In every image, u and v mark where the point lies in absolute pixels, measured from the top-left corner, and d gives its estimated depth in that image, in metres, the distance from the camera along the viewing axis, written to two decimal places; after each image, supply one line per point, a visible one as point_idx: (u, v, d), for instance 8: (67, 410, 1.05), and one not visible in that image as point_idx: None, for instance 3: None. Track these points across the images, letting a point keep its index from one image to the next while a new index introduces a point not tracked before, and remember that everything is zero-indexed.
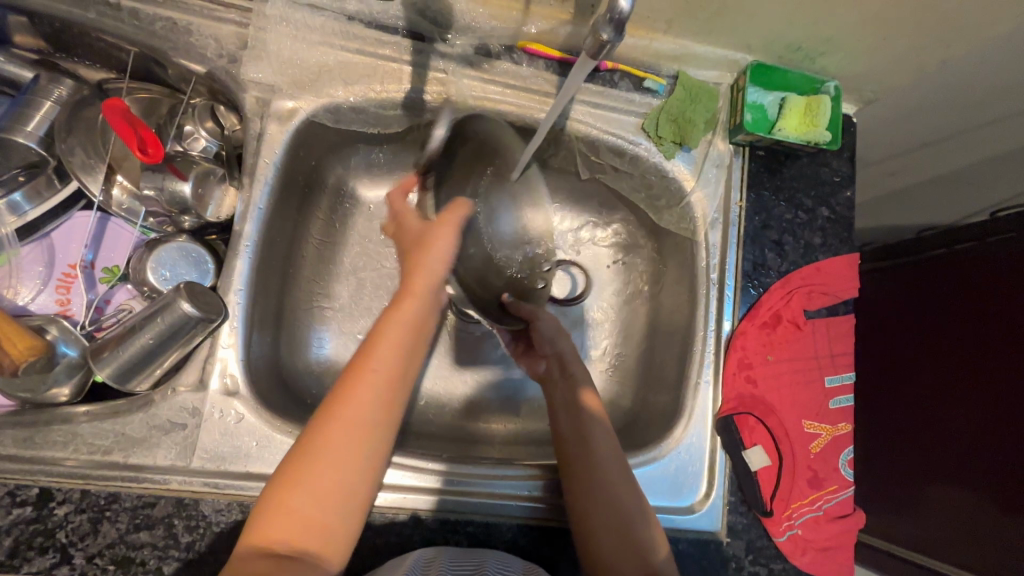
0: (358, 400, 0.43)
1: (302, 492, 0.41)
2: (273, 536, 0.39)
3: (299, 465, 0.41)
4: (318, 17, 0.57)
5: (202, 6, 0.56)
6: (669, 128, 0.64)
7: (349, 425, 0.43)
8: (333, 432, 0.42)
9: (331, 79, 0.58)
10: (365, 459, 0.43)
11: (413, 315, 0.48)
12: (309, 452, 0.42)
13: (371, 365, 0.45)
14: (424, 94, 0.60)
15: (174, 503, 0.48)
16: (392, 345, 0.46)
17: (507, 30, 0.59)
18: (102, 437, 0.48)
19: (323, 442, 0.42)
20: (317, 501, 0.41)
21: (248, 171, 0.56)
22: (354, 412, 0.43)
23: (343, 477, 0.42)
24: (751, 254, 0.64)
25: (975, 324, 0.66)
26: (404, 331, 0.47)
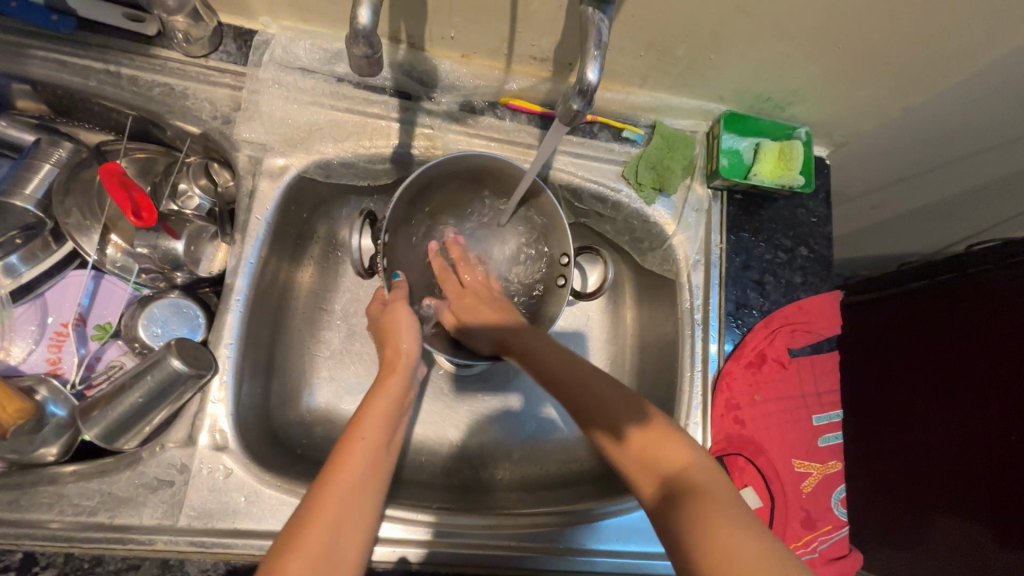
0: (352, 467, 0.45)
1: (302, 558, 0.38)
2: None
3: (298, 530, 0.40)
4: (309, 80, 0.60)
5: (199, 71, 0.58)
6: (648, 175, 0.66)
7: (345, 486, 0.43)
8: (330, 492, 0.42)
9: (321, 137, 0.60)
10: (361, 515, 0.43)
11: (394, 389, 0.53)
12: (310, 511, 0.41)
13: (361, 433, 0.47)
14: (412, 148, 0.62)
15: (159, 565, 0.48)
16: (377, 415, 0.49)
17: (490, 88, 0.62)
18: (88, 497, 0.48)
19: (320, 505, 0.41)
20: (319, 561, 0.38)
21: (239, 227, 0.57)
22: (349, 473, 0.44)
23: (343, 533, 0.41)
24: (734, 294, 0.65)
25: (941, 357, 0.69)
26: (389, 404, 0.51)
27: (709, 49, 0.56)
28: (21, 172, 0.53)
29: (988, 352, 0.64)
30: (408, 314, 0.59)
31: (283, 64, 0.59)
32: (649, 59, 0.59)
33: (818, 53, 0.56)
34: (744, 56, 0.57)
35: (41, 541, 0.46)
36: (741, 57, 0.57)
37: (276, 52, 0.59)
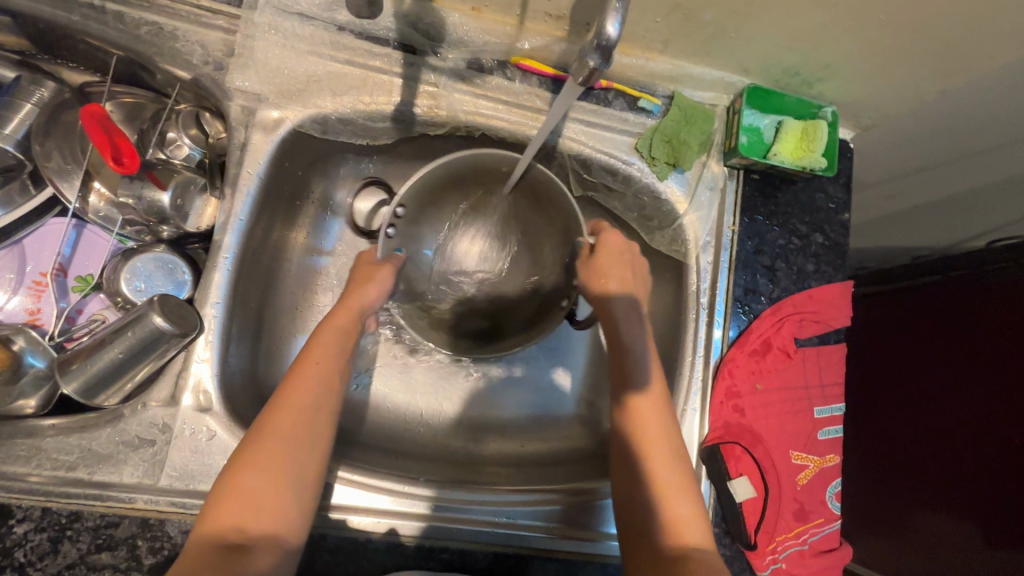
0: (302, 392, 0.46)
1: (255, 476, 0.42)
2: (227, 521, 0.40)
3: (251, 445, 0.43)
4: (307, 27, 0.56)
5: (189, 10, 0.54)
6: (663, 150, 0.63)
7: (294, 410, 0.45)
8: (278, 417, 0.45)
9: (319, 89, 0.57)
10: (313, 448, 0.45)
11: (346, 323, 0.53)
12: (267, 418, 0.45)
13: (314, 358, 0.49)
14: (415, 107, 0.59)
15: (137, 525, 0.46)
16: (328, 341, 0.50)
17: (501, 45, 0.58)
18: (66, 452, 0.47)
19: (274, 424, 0.44)
20: (272, 482, 0.42)
21: (230, 182, 0.54)
22: (298, 396, 0.46)
23: (297, 458, 0.44)
24: (743, 279, 0.63)
25: (942, 320, 0.69)
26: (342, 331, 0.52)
27: (737, 16, 0.52)
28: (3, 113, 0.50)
29: (984, 318, 0.64)
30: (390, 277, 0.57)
31: (280, 8, 0.55)
32: (672, 23, 0.55)
33: (857, 24, 0.51)
34: (776, 25, 0.53)
35: (19, 495, 0.45)
36: (772, 26, 0.53)
37: None
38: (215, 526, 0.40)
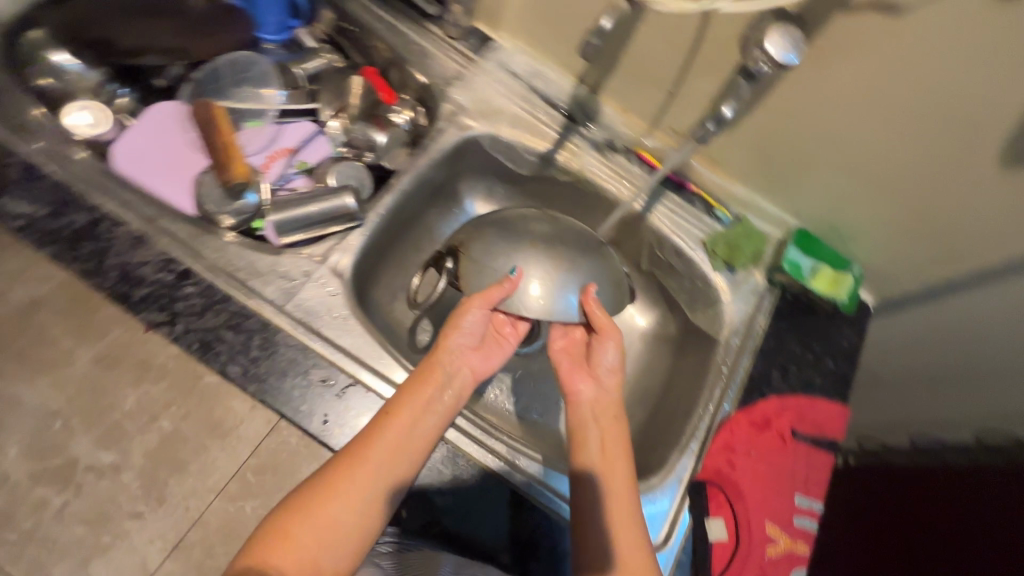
0: (366, 459, 0.53)
1: (301, 535, 0.49)
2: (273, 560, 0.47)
3: (308, 509, 0.51)
4: (512, 81, 0.82)
5: (446, 46, 0.82)
6: (723, 247, 0.81)
7: (355, 483, 0.52)
8: (334, 490, 0.52)
9: (502, 119, 0.81)
10: (366, 513, 0.52)
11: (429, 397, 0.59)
12: (325, 483, 0.52)
13: (381, 432, 0.55)
14: (558, 154, 0.82)
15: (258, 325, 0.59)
16: (405, 417, 0.57)
17: (632, 138, 0.82)
18: (239, 259, 0.63)
19: (326, 493, 0.51)
20: (316, 531, 0.50)
21: (422, 147, 0.77)
22: (361, 471, 0.53)
23: (343, 526, 0.51)
24: (760, 366, 0.76)
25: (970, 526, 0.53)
26: (426, 407, 0.59)
27: (803, 169, 0.73)
28: (309, 57, 0.79)
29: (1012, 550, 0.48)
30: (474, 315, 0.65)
31: (501, 65, 0.82)
32: (755, 162, 0.76)
33: (886, 201, 0.70)
34: (827, 185, 0.73)
35: (198, 268, 0.60)
36: (824, 184, 0.73)
37: (500, 56, 0.82)
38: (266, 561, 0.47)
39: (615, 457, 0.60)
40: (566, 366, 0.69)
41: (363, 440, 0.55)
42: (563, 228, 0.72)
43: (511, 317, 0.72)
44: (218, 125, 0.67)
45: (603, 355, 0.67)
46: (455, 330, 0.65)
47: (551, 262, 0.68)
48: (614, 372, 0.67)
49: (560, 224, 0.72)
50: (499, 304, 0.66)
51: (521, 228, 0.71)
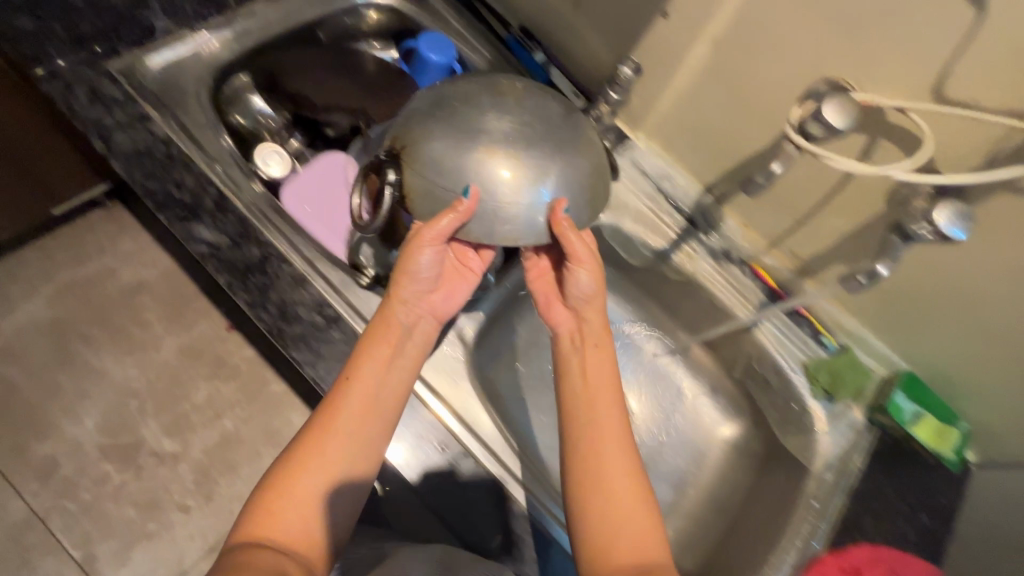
0: (334, 428, 0.55)
1: (304, 523, 0.51)
2: (283, 550, 0.49)
3: (284, 480, 0.52)
4: (642, 179, 0.86)
5: (585, 136, 0.86)
6: (825, 376, 0.81)
7: (321, 446, 0.54)
8: (307, 459, 0.54)
9: (627, 212, 0.85)
10: (333, 470, 0.54)
11: (386, 355, 0.60)
12: (294, 447, 0.54)
13: (346, 398, 0.56)
14: (675, 255, 0.85)
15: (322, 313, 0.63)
16: (368, 378, 0.58)
17: (749, 253, 0.84)
18: (380, 311, 0.68)
19: (289, 455, 0.54)
20: (303, 510, 0.52)
21: None
22: (333, 438, 0.55)
23: (315, 492, 0.53)
24: (853, 509, 0.73)
25: None
26: (386, 369, 0.59)
27: (927, 318, 0.73)
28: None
29: None
30: (418, 248, 0.60)
31: (634, 162, 0.86)
32: (875, 300, 0.77)
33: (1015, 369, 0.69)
34: (950, 338, 0.73)
35: (346, 313, 0.65)
36: (946, 336, 0.73)
37: (635, 154, 0.86)
38: (273, 549, 0.49)
39: (603, 445, 0.57)
40: (541, 300, 0.71)
41: (327, 407, 0.56)
42: (523, 110, 0.59)
43: (470, 245, 0.71)
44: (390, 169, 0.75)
45: (576, 278, 0.66)
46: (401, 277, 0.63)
47: (511, 158, 0.56)
48: (587, 300, 0.66)
49: (517, 106, 0.59)
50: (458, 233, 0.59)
51: (468, 119, 0.57)
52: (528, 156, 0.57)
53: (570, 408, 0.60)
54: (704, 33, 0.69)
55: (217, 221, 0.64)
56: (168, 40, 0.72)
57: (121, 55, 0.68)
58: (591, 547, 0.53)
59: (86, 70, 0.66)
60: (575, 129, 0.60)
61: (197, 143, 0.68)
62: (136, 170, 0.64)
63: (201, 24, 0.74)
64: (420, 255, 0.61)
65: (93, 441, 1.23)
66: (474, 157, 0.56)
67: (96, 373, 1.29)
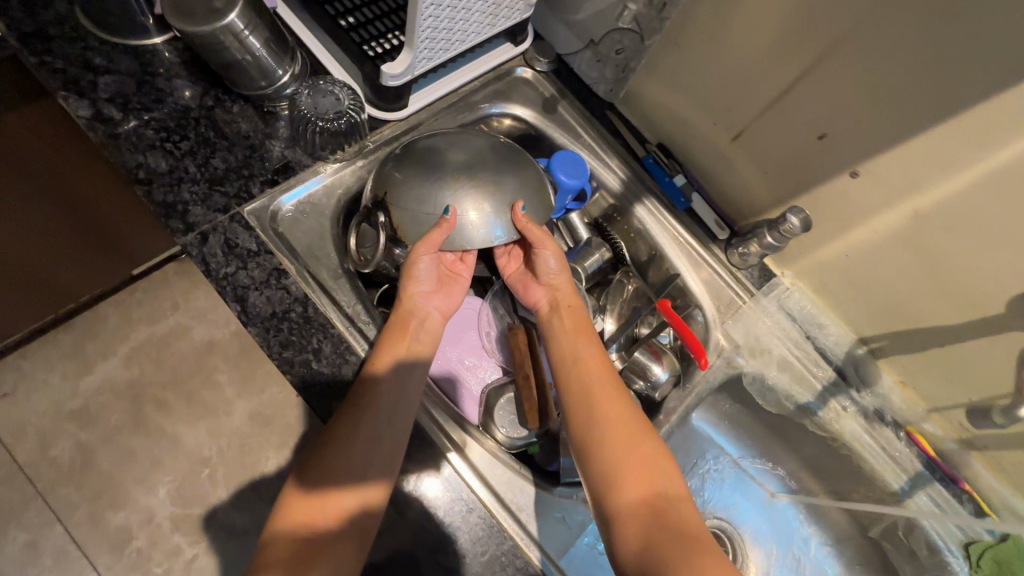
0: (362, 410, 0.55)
1: (316, 487, 0.51)
2: (294, 521, 0.50)
3: (321, 462, 0.53)
4: (788, 323, 0.78)
5: (726, 270, 0.79)
6: (990, 564, 0.70)
7: (351, 429, 0.54)
8: (335, 438, 0.54)
9: (771, 361, 0.78)
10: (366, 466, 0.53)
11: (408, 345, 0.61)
12: (332, 436, 0.54)
13: (373, 385, 0.57)
14: (821, 409, 0.77)
15: (402, 385, 0.58)
16: (390, 355, 0.59)
17: (906, 414, 0.76)
18: (522, 498, 0.62)
19: (329, 444, 0.54)
20: (327, 484, 0.51)
21: (689, 381, 0.75)
22: (366, 425, 0.54)
23: (331, 461, 0.53)
24: None
25: None
26: (391, 336, 0.60)
27: None
28: (587, 253, 0.80)
29: None
30: (420, 253, 0.61)
31: (780, 303, 0.79)
32: None
33: None
34: None
35: (491, 503, 0.60)
36: None
37: (781, 294, 0.79)
38: (288, 521, 0.50)
39: (587, 379, 0.61)
40: (521, 287, 0.72)
41: (354, 396, 0.56)
42: (472, 146, 0.65)
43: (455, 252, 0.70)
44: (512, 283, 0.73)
45: (545, 264, 0.68)
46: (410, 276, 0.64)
47: (478, 193, 0.62)
48: (555, 275, 0.68)
49: (469, 142, 0.65)
50: (443, 246, 0.62)
51: (429, 160, 0.63)
52: (485, 182, 0.62)
53: (558, 368, 0.64)
54: (901, 200, 0.60)
55: None
56: (300, 175, 0.66)
57: (253, 198, 0.64)
58: (620, 505, 0.53)
59: (221, 218, 0.62)
60: (513, 157, 0.66)
61: (330, 296, 0.63)
62: (271, 336, 0.58)
63: (332, 155, 0.69)
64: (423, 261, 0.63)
65: (165, 512, 1.06)
66: (446, 190, 0.62)
67: (159, 439, 1.09)
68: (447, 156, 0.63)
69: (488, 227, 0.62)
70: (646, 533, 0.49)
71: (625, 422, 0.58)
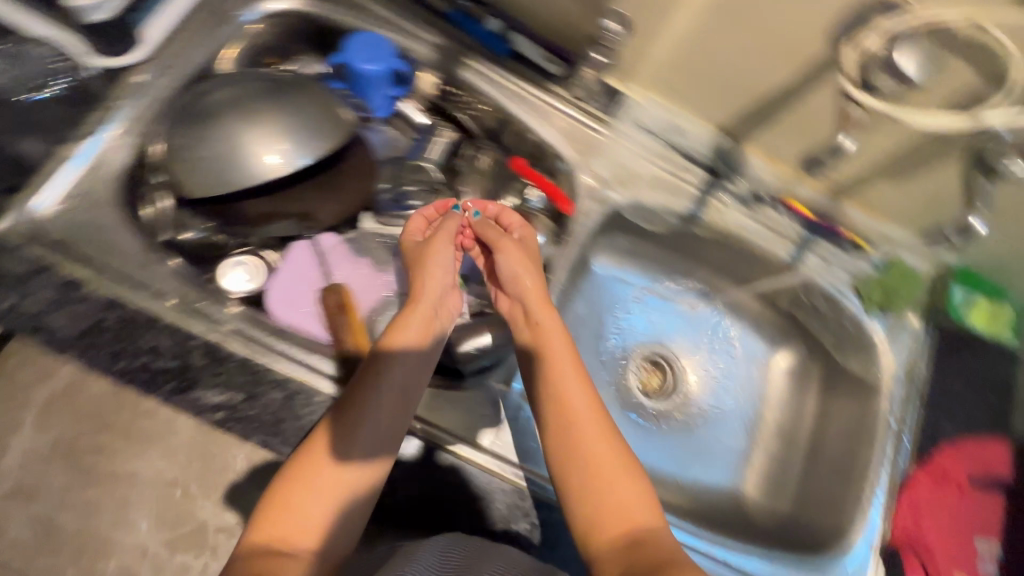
0: (347, 414, 0.54)
1: (298, 497, 0.51)
2: (274, 532, 0.49)
3: (294, 478, 0.51)
4: (649, 140, 0.75)
5: (573, 107, 0.74)
6: (877, 292, 0.78)
7: (313, 453, 0.52)
8: (303, 462, 0.52)
9: (643, 184, 0.75)
10: (351, 488, 0.52)
11: (413, 338, 0.59)
12: (302, 450, 0.52)
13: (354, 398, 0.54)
14: (704, 213, 0.76)
15: (394, 376, 0.56)
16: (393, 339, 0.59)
17: (779, 187, 0.77)
18: (432, 402, 0.63)
19: (293, 462, 0.52)
20: (320, 501, 0.51)
21: (568, 233, 0.72)
22: (357, 438, 0.53)
23: (306, 476, 0.51)
24: (930, 416, 0.75)
25: None
26: (405, 336, 0.59)
27: None
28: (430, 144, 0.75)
29: None
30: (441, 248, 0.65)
31: (636, 123, 0.75)
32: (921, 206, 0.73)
33: None
34: None
35: None
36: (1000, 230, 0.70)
37: (633, 112, 0.75)
38: (266, 531, 0.49)
39: (569, 416, 0.58)
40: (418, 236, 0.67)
41: (353, 394, 0.54)
42: (246, 79, 0.60)
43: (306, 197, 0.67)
44: (331, 205, 0.65)
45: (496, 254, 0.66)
46: (432, 269, 0.64)
47: (262, 122, 0.57)
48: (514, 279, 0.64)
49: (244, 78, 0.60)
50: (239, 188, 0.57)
51: (199, 105, 0.57)
52: (269, 108, 0.58)
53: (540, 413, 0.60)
54: None
55: (213, 375, 0.55)
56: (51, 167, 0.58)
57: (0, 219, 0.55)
58: (604, 542, 0.52)
59: None
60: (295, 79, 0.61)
61: (144, 286, 0.55)
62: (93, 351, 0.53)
63: (74, 132, 0.59)
64: (446, 255, 0.65)
65: None
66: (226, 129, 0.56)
67: None
68: (215, 94, 0.58)
69: (283, 156, 0.57)
70: (628, 562, 0.49)
71: (611, 462, 0.56)
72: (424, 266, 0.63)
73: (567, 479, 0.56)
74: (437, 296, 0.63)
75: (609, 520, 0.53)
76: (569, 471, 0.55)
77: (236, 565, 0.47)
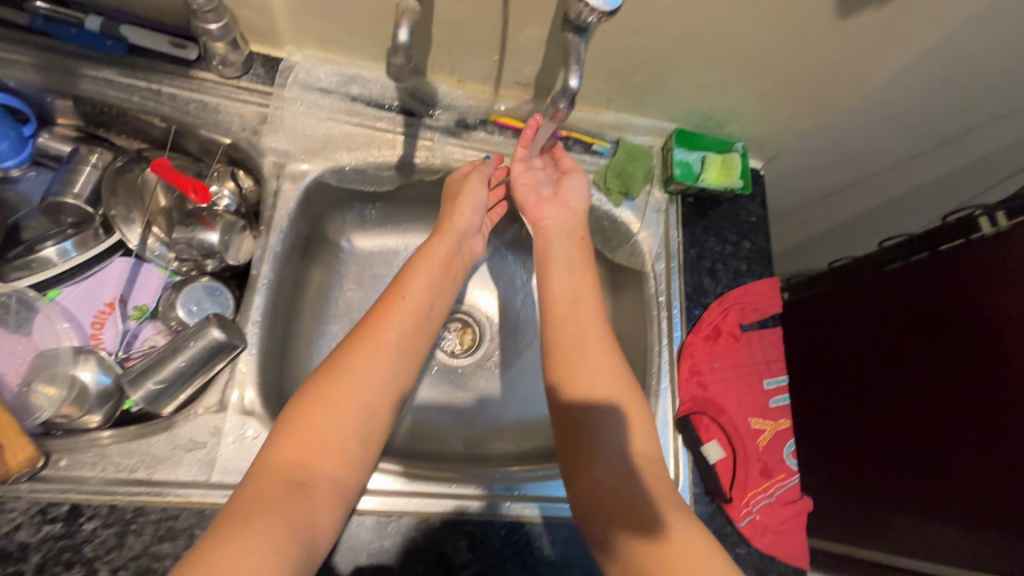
0: (381, 346, 0.57)
1: (318, 414, 0.51)
2: (296, 453, 0.49)
3: (322, 392, 0.53)
4: (326, 99, 0.70)
5: (229, 89, 0.67)
6: (615, 181, 0.77)
7: (363, 383, 0.54)
8: (345, 388, 0.53)
9: (336, 146, 0.70)
10: (368, 421, 0.54)
11: (432, 273, 0.64)
12: (344, 369, 0.54)
13: (381, 342, 0.57)
14: (414, 158, 0.72)
15: (401, 341, 0.59)
16: (420, 280, 0.63)
17: (481, 108, 0.74)
18: (129, 456, 0.53)
19: (342, 384, 0.53)
20: (337, 415, 0.52)
21: (265, 222, 0.66)
22: (369, 364, 0.56)
23: (351, 405, 0.53)
24: (692, 281, 0.77)
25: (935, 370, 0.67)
26: (427, 281, 0.63)
27: (661, 78, 0.69)
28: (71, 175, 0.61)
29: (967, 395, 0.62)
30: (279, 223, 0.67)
31: (305, 87, 0.69)
32: (611, 85, 0.71)
33: (747, 84, 0.69)
34: (687, 85, 0.70)
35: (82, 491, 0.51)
36: (685, 86, 0.71)
37: (299, 75, 0.69)
38: (288, 452, 0.49)
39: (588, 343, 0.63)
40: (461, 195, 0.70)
41: (364, 339, 0.57)
42: None
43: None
44: None
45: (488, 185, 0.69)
46: (462, 207, 0.67)
47: None
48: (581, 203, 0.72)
49: None
50: None
51: None
52: None
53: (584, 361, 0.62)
54: None
55: None
56: None
57: None
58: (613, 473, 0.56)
59: None
60: None
61: None
62: None
63: None
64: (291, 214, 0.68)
65: None
66: None
67: None
68: None
69: None
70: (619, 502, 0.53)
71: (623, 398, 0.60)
72: (457, 203, 0.67)
73: (569, 438, 0.59)
74: (464, 232, 0.69)
75: (624, 451, 0.57)
76: (611, 443, 0.57)
77: (261, 474, 0.47)
